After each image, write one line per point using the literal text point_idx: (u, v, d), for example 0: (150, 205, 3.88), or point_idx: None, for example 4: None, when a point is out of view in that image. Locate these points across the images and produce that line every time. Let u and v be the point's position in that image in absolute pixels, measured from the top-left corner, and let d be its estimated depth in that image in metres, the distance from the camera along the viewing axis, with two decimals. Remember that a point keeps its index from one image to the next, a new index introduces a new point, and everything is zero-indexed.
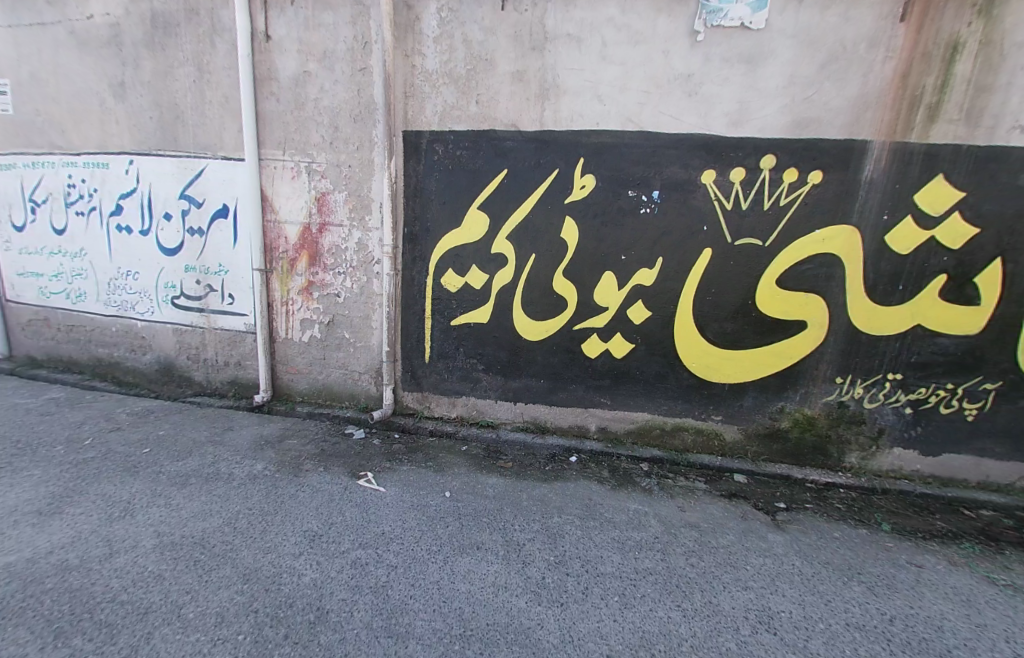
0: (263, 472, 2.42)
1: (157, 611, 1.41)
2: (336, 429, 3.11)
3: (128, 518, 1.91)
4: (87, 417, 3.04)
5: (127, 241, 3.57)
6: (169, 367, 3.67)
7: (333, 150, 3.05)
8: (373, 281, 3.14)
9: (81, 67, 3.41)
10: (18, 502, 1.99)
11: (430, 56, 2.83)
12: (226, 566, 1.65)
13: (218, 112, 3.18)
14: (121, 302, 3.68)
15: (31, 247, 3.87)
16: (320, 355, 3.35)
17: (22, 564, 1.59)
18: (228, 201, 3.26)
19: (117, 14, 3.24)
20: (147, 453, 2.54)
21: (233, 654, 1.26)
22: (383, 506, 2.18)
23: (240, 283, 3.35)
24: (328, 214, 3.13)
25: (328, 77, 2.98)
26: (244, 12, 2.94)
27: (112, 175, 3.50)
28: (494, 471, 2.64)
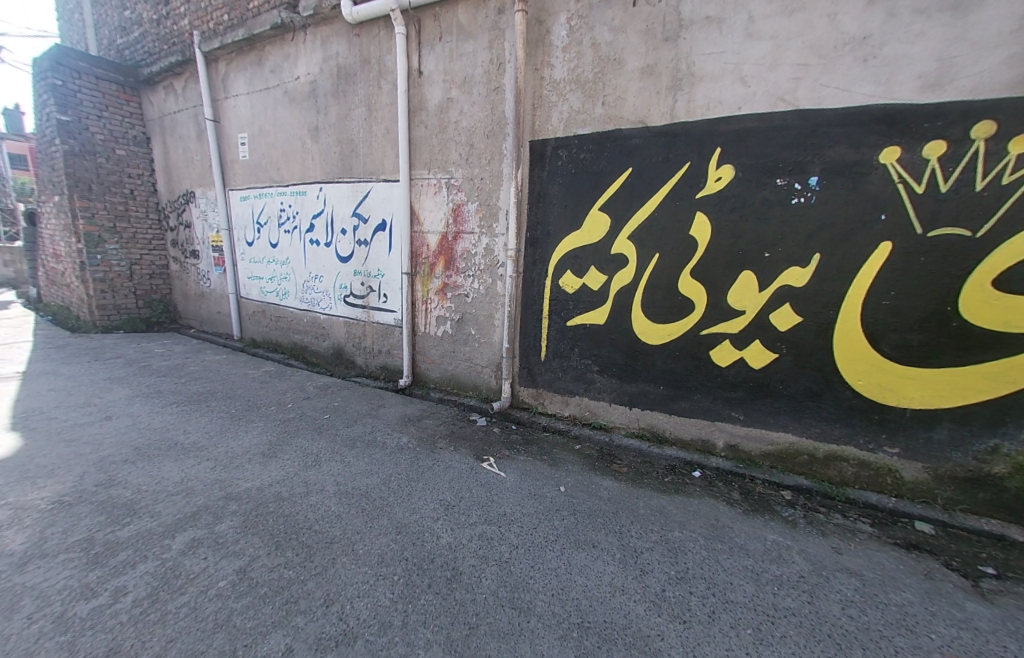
0: (407, 445, 2.84)
1: (338, 542, 1.79)
2: (462, 415, 3.45)
3: (317, 467, 2.44)
4: (288, 387, 3.97)
5: (315, 251, 4.54)
6: (339, 351, 4.54)
7: (468, 165, 3.39)
8: (497, 282, 3.40)
9: (291, 118, 4.45)
10: (251, 443, 2.72)
11: (558, 65, 2.94)
12: (383, 518, 2.00)
13: (381, 142, 3.82)
14: (310, 299, 4.69)
15: (256, 257, 5.18)
16: (450, 348, 3.75)
17: (256, 489, 2.17)
18: (386, 216, 3.89)
19: (315, 72, 4.14)
20: (326, 419, 3.21)
21: (391, 591, 1.54)
22: (505, 489, 2.36)
23: (392, 284, 3.97)
24: (461, 223, 3.50)
25: (466, 100, 3.33)
26: (403, 55, 3.47)
27: (307, 200, 4.48)
28: (608, 474, 2.62)
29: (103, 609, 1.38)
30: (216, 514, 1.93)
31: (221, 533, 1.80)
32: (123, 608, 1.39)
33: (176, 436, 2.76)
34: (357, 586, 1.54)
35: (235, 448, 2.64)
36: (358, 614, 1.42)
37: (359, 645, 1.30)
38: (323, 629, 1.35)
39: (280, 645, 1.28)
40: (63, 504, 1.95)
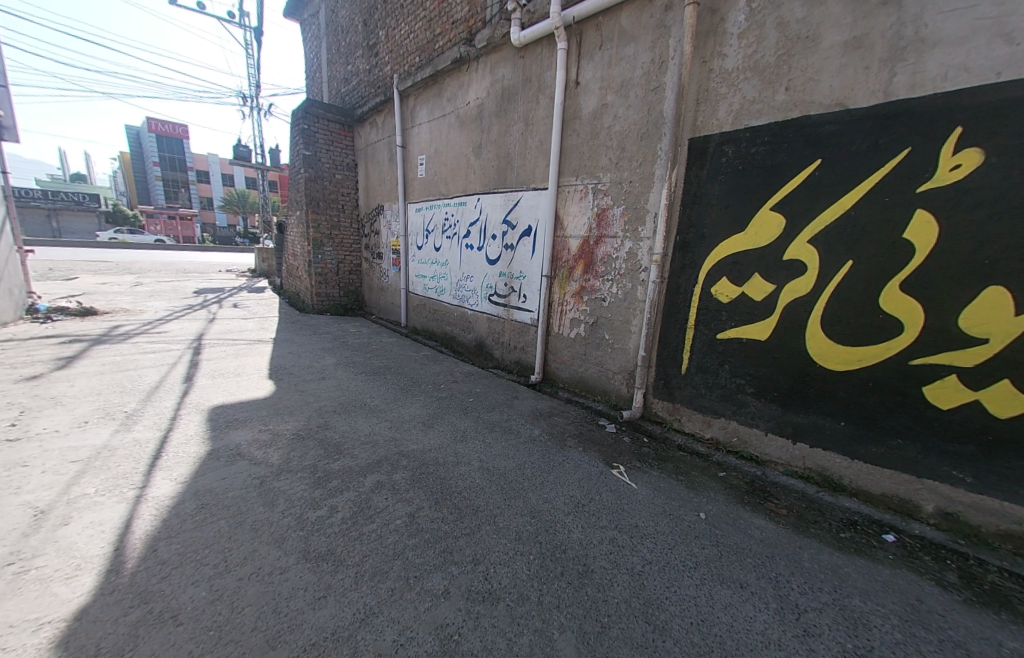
0: (539, 438, 2.98)
1: (483, 512, 2.00)
2: (590, 418, 3.44)
3: (464, 443, 2.77)
4: (440, 370, 4.57)
5: (469, 254, 5.10)
6: (481, 344, 5.02)
7: (617, 168, 3.36)
8: (638, 287, 3.28)
9: (460, 138, 5.10)
10: (414, 413, 3.24)
11: (731, 54, 2.68)
12: (518, 499, 2.15)
13: (535, 153, 4.08)
14: (461, 296, 5.29)
15: (422, 259, 6.09)
16: (582, 351, 3.77)
17: (419, 451, 2.58)
18: (532, 222, 4.14)
19: (483, 95, 4.65)
20: (471, 402, 3.59)
21: (528, 569, 1.64)
22: (636, 500, 2.28)
23: (532, 285, 4.19)
24: (605, 228, 3.49)
25: (622, 104, 3.30)
26: (562, 68, 3.63)
27: (467, 210, 5.07)
28: (759, 511, 2.29)
29: (325, 518, 1.84)
30: (392, 465, 2.37)
31: (397, 481, 2.20)
32: (336, 521, 1.83)
33: (364, 398, 3.46)
34: (500, 554, 1.71)
35: (404, 415, 3.18)
36: (500, 579, 1.57)
37: (502, 607, 1.44)
38: (472, 583, 1.54)
39: (440, 585, 1.51)
40: (299, 436, 2.64)
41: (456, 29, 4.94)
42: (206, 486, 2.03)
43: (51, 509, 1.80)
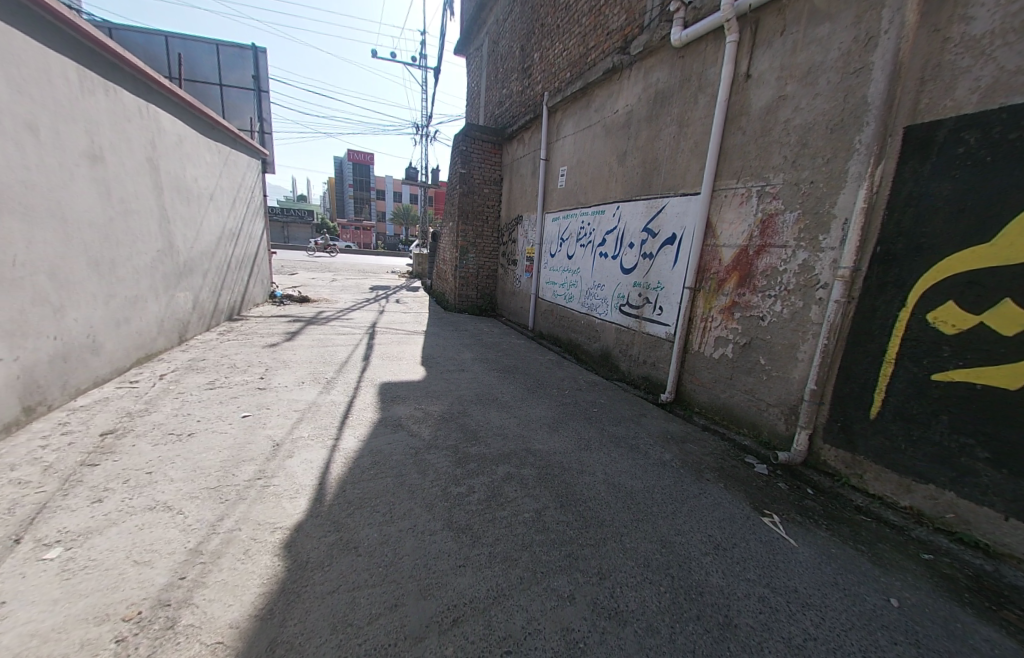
0: (671, 463, 2.74)
1: (608, 527, 1.94)
2: (731, 452, 3.02)
3: (588, 452, 2.73)
4: (566, 376, 4.61)
5: (603, 263, 5.02)
6: (607, 354, 4.88)
7: (794, 168, 2.88)
8: (811, 307, 2.75)
9: (604, 147, 5.08)
10: (540, 414, 3.33)
11: (983, 14, 2.05)
12: (647, 523, 2.01)
13: (687, 156, 3.79)
14: (590, 304, 5.25)
15: (555, 266, 6.24)
16: (727, 374, 3.34)
17: (545, 452, 2.64)
18: (677, 230, 3.85)
19: (633, 102, 4.55)
20: (596, 412, 3.52)
21: (658, 601, 1.52)
22: (794, 559, 1.91)
23: (671, 297, 3.89)
24: (771, 236, 3.02)
25: (806, 94, 2.82)
26: (730, 62, 3.29)
27: (605, 218, 5.01)
28: (987, 618, 1.68)
29: (464, 496, 2.03)
30: (520, 460, 2.48)
31: (525, 476, 2.30)
32: (473, 501, 2.00)
33: (496, 393, 3.71)
34: (628, 576, 1.62)
35: (531, 414, 3.30)
36: (627, 601, 1.50)
37: (630, 631, 1.37)
38: (598, 597, 1.50)
39: (566, 588, 1.52)
40: (444, 418, 2.99)
41: (611, 40, 4.95)
42: (376, 446, 2.45)
43: (281, 443, 2.41)
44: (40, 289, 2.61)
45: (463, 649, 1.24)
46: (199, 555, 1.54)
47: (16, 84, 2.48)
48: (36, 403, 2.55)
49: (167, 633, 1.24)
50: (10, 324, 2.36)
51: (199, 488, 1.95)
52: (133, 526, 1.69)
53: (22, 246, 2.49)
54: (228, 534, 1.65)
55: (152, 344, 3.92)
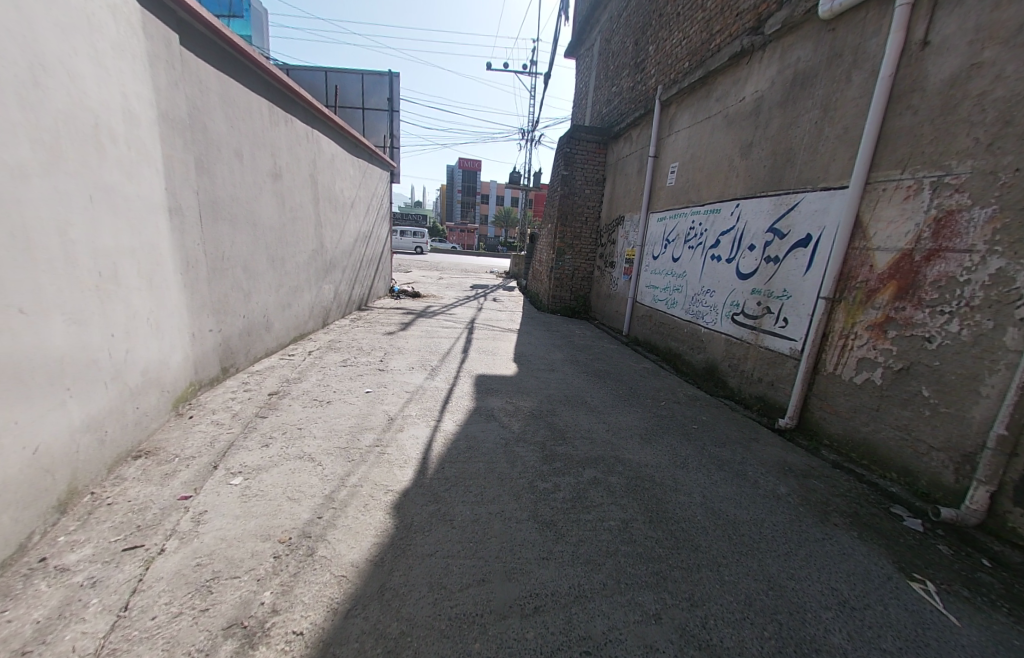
0: (786, 497, 2.40)
1: (704, 553, 1.79)
2: (871, 497, 2.51)
3: (683, 470, 2.54)
4: (663, 387, 4.33)
5: (715, 267, 4.59)
6: (713, 368, 4.46)
7: (991, 153, 2.28)
8: (1006, 329, 2.14)
9: (725, 140, 4.64)
10: (631, 422, 3.20)
11: None
12: (752, 559, 1.80)
13: (831, 146, 3.26)
14: (696, 311, 4.84)
15: (657, 269, 5.90)
16: (872, 403, 2.79)
17: (636, 463, 2.54)
18: (813, 231, 3.33)
19: (764, 88, 4.07)
20: (697, 429, 3.25)
21: (761, 645, 1.36)
22: (958, 643, 1.52)
23: (799, 309, 3.39)
24: (947, 237, 2.43)
25: (1017, 56, 2.20)
26: (900, 29, 2.73)
27: (720, 217, 4.58)
28: None
29: (550, 492, 2.08)
30: (608, 466, 2.43)
31: (612, 483, 2.25)
32: (559, 499, 2.03)
33: (586, 396, 3.68)
34: (724, 609, 1.49)
35: (621, 421, 3.20)
36: (723, 636, 1.37)
37: None
38: (688, 624, 1.40)
39: (652, 606, 1.45)
40: (533, 414, 3.07)
41: (741, 21, 4.50)
42: (471, 432, 2.64)
43: (393, 419, 2.73)
44: (237, 278, 3.38)
45: (543, 636, 1.28)
46: (331, 502, 1.85)
47: (231, 121, 3.25)
48: (229, 365, 3.31)
49: (308, 558, 1.53)
50: (217, 304, 3.11)
51: (333, 447, 2.34)
52: (287, 470, 2.09)
53: (228, 245, 3.26)
54: (353, 488, 1.95)
55: (304, 326, 4.77)
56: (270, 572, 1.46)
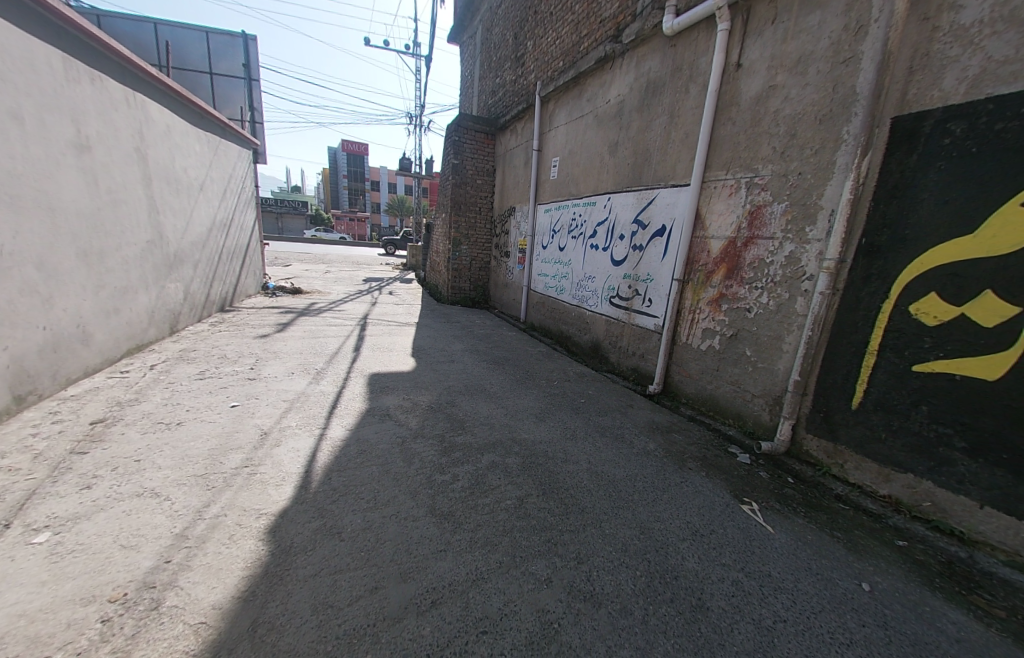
0: (655, 451, 2.79)
1: (589, 513, 1.99)
2: (716, 442, 3.05)
3: (573, 442, 2.77)
4: (556, 368, 4.64)
5: (594, 255, 5.02)
6: (598, 347, 4.91)
7: (782, 159, 2.87)
8: (796, 299, 2.76)
9: (596, 137, 5.05)
10: (528, 404, 3.37)
11: (972, 3, 2.01)
12: (628, 510, 2.06)
13: (678, 148, 3.78)
14: (581, 296, 5.26)
15: (546, 258, 6.24)
16: (714, 365, 3.37)
17: (531, 441, 2.68)
18: (667, 222, 3.85)
19: (625, 92, 4.52)
20: (584, 403, 3.55)
21: (634, 583, 1.57)
22: (771, 546, 1.94)
23: (661, 289, 3.91)
24: (758, 227, 3.02)
25: (796, 83, 2.80)
26: (721, 51, 3.26)
27: (596, 209, 5.01)
28: (956, 602, 1.70)
29: (447, 483, 2.07)
30: (505, 448, 2.52)
31: (509, 465, 2.34)
32: (457, 488, 2.04)
33: (485, 384, 3.74)
34: (604, 560, 1.67)
35: (518, 404, 3.34)
36: (604, 584, 1.55)
37: (604, 612, 1.42)
38: (575, 580, 1.54)
39: (543, 571, 1.56)
40: (431, 407, 3.02)
41: (604, 28, 4.90)
42: (363, 435, 2.48)
43: (268, 433, 2.43)
44: (28, 279, 2.59)
45: (439, 629, 1.28)
46: (185, 539, 1.57)
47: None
48: (26, 393, 2.56)
49: (152, 613, 1.28)
50: None
51: (188, 475, 1.98)
52: (122, 512, 1.71)
53: (8, 236, 2.48)
54: (215, 519, 1.68)
55: (143, 334, 3.91)
56: (97, 642, 1.19)
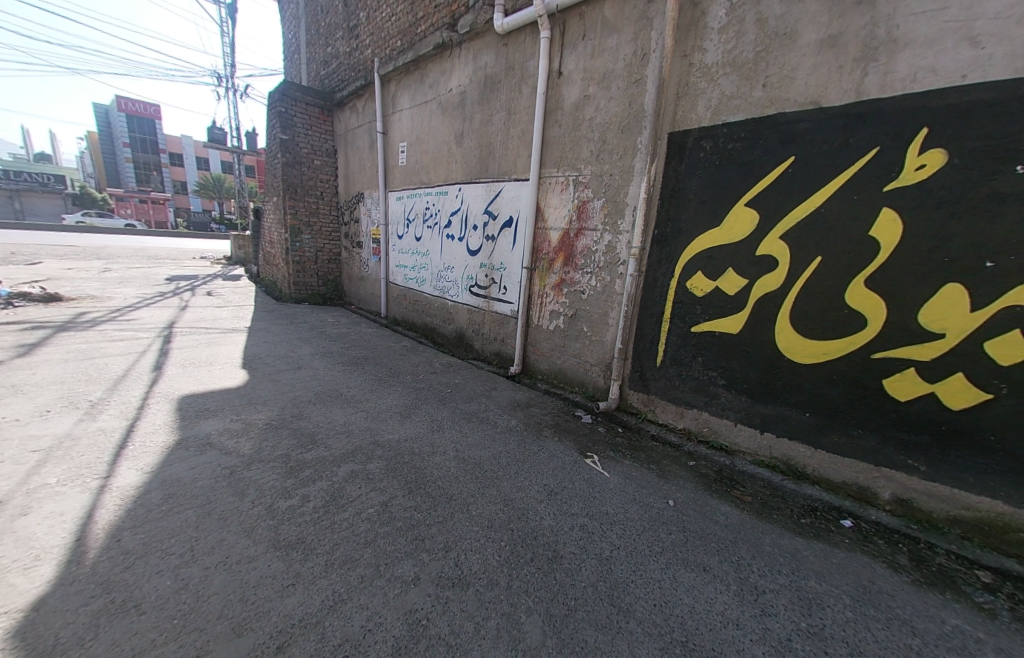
0: (516, 427, 3.00)
1: (456, 500, 2.02)
2: (567, 409, 3.45)
3: (441, 433, 2.77)
4: (421, 361, 4.54)
5: (450, 245, 5.03)
6: (461, 336, 4.97)
7: (598, 161, 3.33)
8: (616, 280, 3.26)
9: (441, 126, 5.00)
10: (391, 403, 3.22)
11: (711, 48, 2.63)
12: (493, 488, 2.16)
13: (516, 143, 4.02)
14: (441, 287, 5.23)
15: (402, 248, 5.98)
16: (561, 342, 3.77)
17: (395, 441, 2.57)
18: (513, 213, 4.09)
19: (465, 83, 4.57)
20: (449, 393, 3.58)
21: (498, 554, 1.68)
22: (608, 488, 2.31)
23: (513, 277, 4.16)
24: (585, 220, 3.46)
25: (604, 96, 3.25)
26: (545, 57, 3.57)
27: (447, 199, 5.00)
28: (724, 498, 2.30)
29: (295, 508, 1.83)
30: (366, 454, 2.36)
31: (370, 471, 2.20)
32: (307, 511, 1.82)
33: (340, 389, 3.42)
34: (470, 541, 1.73)
35: (379, 405, 3.15)
36: (470, 565, 1.60)
37: (471, 592, 1.47)
38: (442, 570, 1.56)
39: (410, 572, 1.53)
40: (271, 426, 2.61)
41: (439, 14, 4.82)
42: (175, 475, 2.00)
43: (9, 500, 1.75)
44: None
45: None
46: None
47: None
48: None
49: None
50: None
51: None
52: None
53: None
54: None
55: None
56: None
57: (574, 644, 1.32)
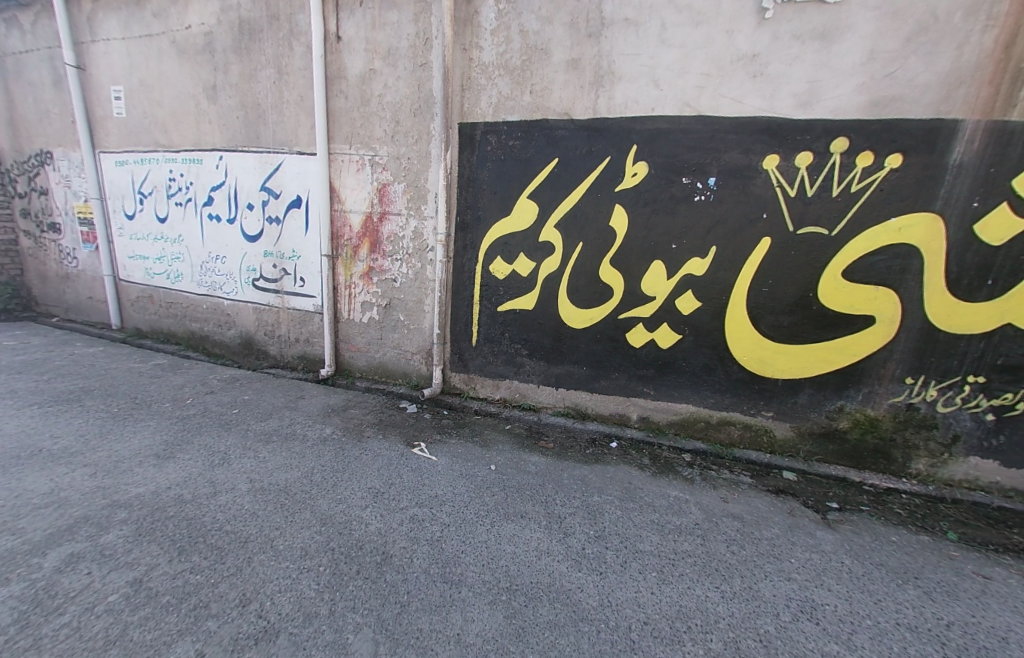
0: (331, 435, 2.70)
1: (254, 541, 1.68)
2: (390, 403, 3.31)
3: (227, 466, 2.23)
4: (188, 381, 3.52)
5: (217, 228, 4.00)
6: (249, 341, 4.09)
7: (393, 142, 3.18)
8: (427, 267, 3.25)
9: (181, 73, 3.83)
10: (142, 444, 2.40)
11: (486, 48, 2.83)
12: (304, 511, 1.89)
13: (293, 110, 3.45)
14: (210, 282, 4.14)
15: (138, 233, 4.43)
16: (377, 335, 3.56)
17: (152, 494, 1.94)
18: (301, 192, 3.54)
19: (210, 23, 3.59)
20: (235, 414, 2.92)
21: (316, 581, 1.50)
22: (436, 472, 2.34)
23: (311, 267, 3.64)
24: (387, 203, 3.29)
25: (390, 73, 3.10)
26: (318, 16, 3.14)
27: (204, 169, 3.92)
28: (534, 450, 2.67)
29: None
30: (100, 525, 1.70)
31: (109, 546, 1.59)
32: None
33: (39, 444, 2.33)
34: (278, 581, 1.48)
35: (119, 452, 2.30)
36: (280, 608, 1.37)
37: (282, 639, 1.26)
38: (240, 629, 1.29)
39: (188, 652, 1.20)
40: None
41: None
42: None
43: None
44: None
45: None
46: None
47: None
48: None
49: None
50: None
51: None
52: None
53: None
54: None
55: None
56: None
57: (408, 638, 1.31)
